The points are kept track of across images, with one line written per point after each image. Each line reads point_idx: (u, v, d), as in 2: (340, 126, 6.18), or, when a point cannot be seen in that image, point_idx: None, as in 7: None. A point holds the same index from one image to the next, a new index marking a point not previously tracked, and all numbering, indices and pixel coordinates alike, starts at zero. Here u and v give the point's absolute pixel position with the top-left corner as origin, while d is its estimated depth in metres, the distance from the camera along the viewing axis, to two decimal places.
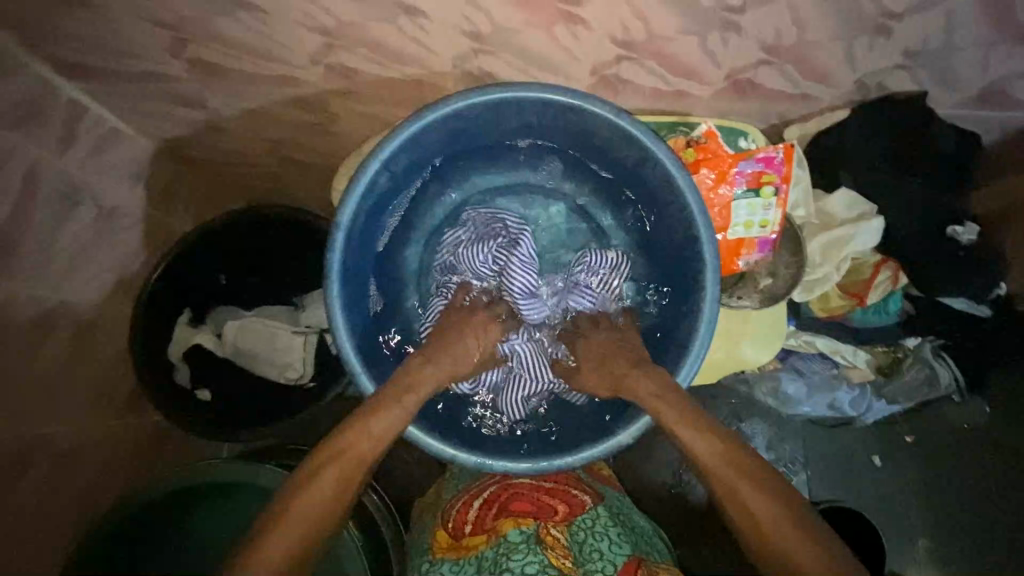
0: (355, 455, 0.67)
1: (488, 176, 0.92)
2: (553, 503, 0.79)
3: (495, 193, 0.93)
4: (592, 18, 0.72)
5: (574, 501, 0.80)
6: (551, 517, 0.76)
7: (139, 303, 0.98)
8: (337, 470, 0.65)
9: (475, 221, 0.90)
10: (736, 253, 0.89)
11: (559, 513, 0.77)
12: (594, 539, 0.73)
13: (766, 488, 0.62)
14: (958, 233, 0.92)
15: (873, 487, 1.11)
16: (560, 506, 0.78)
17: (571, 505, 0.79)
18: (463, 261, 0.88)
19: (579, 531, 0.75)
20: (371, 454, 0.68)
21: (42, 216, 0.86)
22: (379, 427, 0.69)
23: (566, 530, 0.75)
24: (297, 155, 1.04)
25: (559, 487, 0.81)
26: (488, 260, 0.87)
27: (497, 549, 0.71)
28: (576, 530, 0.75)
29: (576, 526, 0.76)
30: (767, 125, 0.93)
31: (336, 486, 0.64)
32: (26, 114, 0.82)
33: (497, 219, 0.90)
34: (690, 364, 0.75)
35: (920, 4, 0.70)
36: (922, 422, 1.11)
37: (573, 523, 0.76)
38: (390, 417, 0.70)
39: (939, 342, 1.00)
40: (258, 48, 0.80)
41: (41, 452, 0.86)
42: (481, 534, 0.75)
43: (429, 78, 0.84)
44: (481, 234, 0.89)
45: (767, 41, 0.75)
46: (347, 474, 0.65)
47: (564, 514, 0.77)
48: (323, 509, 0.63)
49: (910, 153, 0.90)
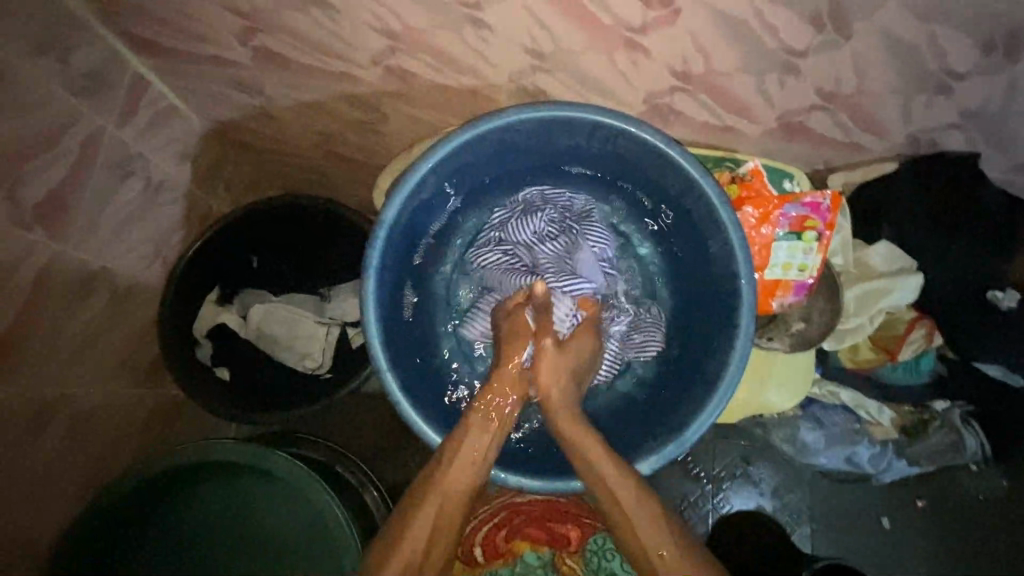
0: (440, 498, 0.68)
1: (531, 182, 0.90)
2: (565, 529, 0.85)
3: (548, 185, 0.90)
4: (653, 48, 0.73)
5: (586, 525, 0.86)
6: (565, 545, 0.84)
7: (175, 273, 1.00)
8: (425, 522, 0.66)
9: (521, 199, 0.90)
10: (771, 294, 0.88)
11: (572, 540, 0.85)
12: (605, 562, 0.83)
13: (675, 532, 0.66)
14: (998, 299, 0.89)
15: (876, 549, 1.07)
16: (573, 531, 0.85)
17: (584, 529, 0.85)
18: (514, 229, 0.89)
19: (592, 558, 0.83)
20: (454, 496, 0.69)
21: (93, 182, 0.89)
22: (462, 456, 0.71)
23: (580, 558, 0.84)
24: (340, 151, 1.05)
25: (572, 513, 0.86)
26: (541, 229, 0.89)
27: (514, 569, 0.83)
28: (590, 556, 0.84)
29: (589, 551, 0.84)
30: (812, 169, 0.93)
31: (431, 542, 0.66)
32: (93, 84, 0.86)
33: (554, 198, 0.90)
34: (716, 401, 0.75)
35: (984, 67, 0.69)
36: (941, 491, 1.07)
37: (586, 550, 0.84)
38: (474, 441, 0.72)
39: (968, 408, 0.99)
40: (320, 44, 0.83)
41: (62, 411, 0.87)
42: (497, 556, 0.84)
43: (483, 89, 0.85)
44: (535, 209, 0.89)
45: (825, 87, 0.75)
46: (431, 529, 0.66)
47: (577, 540, 0.84)
48: (415, 556, 0.65)
49: (954, 211, 0.87)
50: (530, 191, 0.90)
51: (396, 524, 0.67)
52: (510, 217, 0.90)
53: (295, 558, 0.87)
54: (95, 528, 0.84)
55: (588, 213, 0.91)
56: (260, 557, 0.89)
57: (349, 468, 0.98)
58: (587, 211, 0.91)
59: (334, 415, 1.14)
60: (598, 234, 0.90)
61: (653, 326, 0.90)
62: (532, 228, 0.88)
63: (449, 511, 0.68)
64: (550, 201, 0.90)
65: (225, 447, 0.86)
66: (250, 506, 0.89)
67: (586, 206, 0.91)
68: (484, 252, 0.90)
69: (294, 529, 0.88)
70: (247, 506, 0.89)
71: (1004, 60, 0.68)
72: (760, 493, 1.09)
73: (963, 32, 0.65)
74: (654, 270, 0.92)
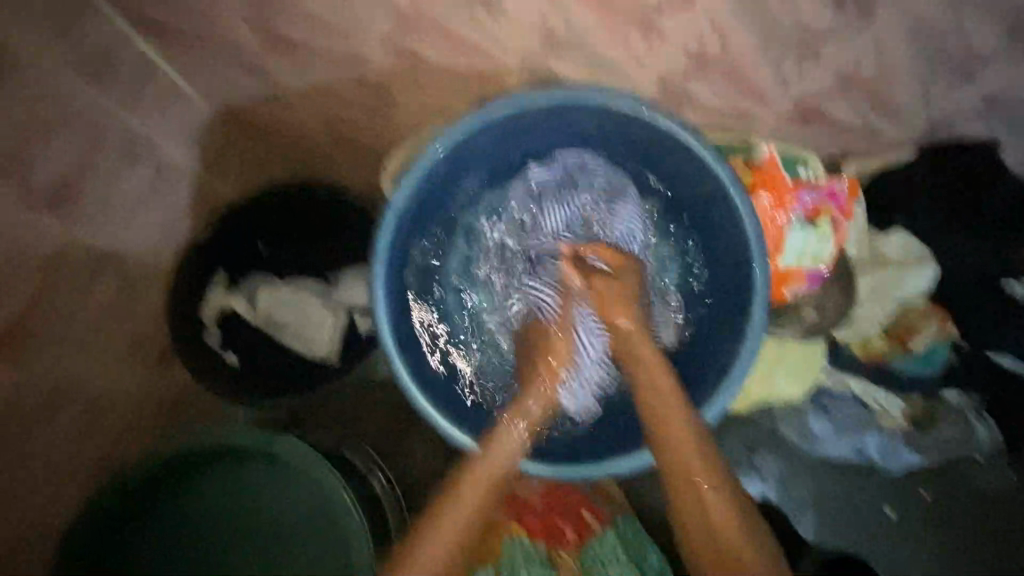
0: (473, 489, 0.71)
1: (555, 157, 0.86)
2: (565, 527, 0.87)
3: (580, 166, 0.86)
4: (668, 28, 0.71)
5: (585, 529, 0.88)
6: (561, 542, 0.86)
7: (189, 255, 1.02)
8: (464, 512, 0.70)
9: (555, 169, 0.87)
10: (785, 283, 0.88)
11: (569, 538, 0.87)
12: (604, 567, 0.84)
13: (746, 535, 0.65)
14: (1012, 288, 0.87)
15: (887, 542, 0.99)
16: (572, 532, 0.87)
17: (583, 533, 0.87)
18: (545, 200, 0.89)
19: (589, 557, 0.85)
20: (487, 482, 0.72)
21: (101, 165, 0.88)
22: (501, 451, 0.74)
23: (576, 555, 0.85)
24: (345, 134, 1.03)
25: (575, 511, 0.89)
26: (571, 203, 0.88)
27: (509, 553, 0.84)
28: (588, 558, 0.85)
29: (588, 555, 0.85)
30: (828, 156, 0.91)
31: (471, 514, 0.70)
32: (99, 64, 0.86)
33: (586, 173, 0.87)
34: (730, 387, 0.74)
35: (1009, 48, 0.68)
36: (951, 479, 0.99)
37: (585, 551, 0.86)
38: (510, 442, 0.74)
39: (983, 400, 0.97)
40: (328, 24, 0.82)
41: (64, 400, 0.88)
42: (492, 538, 0.85)
43: (495, 72, 0.84)
44: (568, 177, 0.87)
45: (843, 70, 0.74)
46: (466, 513, 0.70)
47: (575, 540, 0.86)
48: (450, 544, 0.68)
49: (976, 202, 0.85)
50: (564, 158, 0.86)
51: (432, 509, 0.70)
52: (542, 186, 0.88)
53: (290, 557, 0.89)
54: (84, 542, 0.84)
55: (621, 191, 0.87)
56: (262, 552, 0.89)
57: (358, 453, 0.99)
58: (621, 189, 0.87)
59: (336, 401, 1.12)
60: (628, 215, 0.87)
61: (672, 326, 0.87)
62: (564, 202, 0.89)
63: (489, 496, 0.72)
64: (582, 175, 0.87)
65: (229, 434, 0.86)
66: (248, 494, 0.90)
67: (620, 180, 0.87)
68: (513, 224, 0.90)
69: (296, 515, 0.89)
70: (245, 494, 0.90)
71: None
72: (763, 482, 1.04)
73: None
74: (673, 251, 0.89)
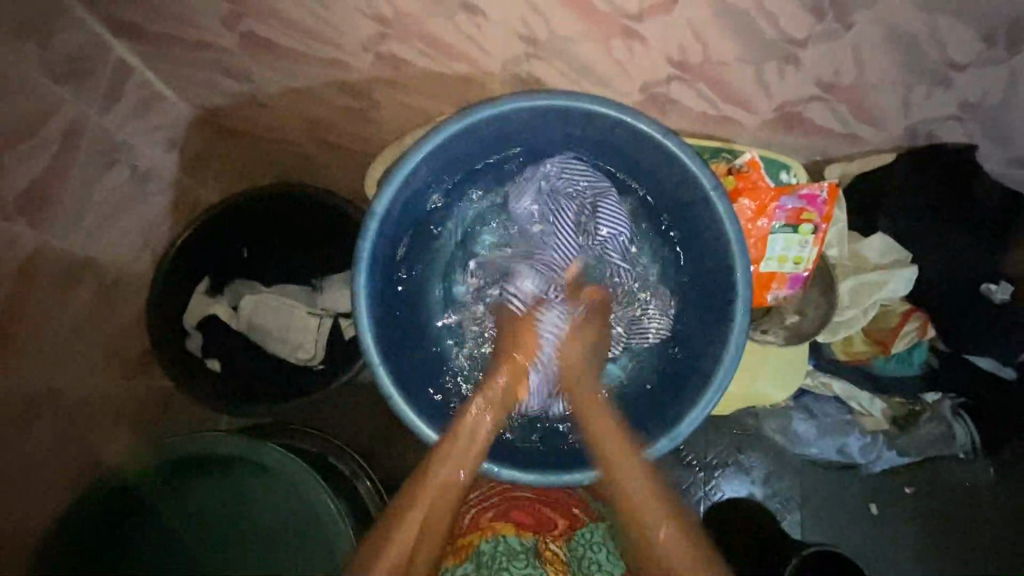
0: (436, 490, 0.70)
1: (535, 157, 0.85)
2: (553, 517, 0.88)
3: (563, 165, 0.84)
4: (650, 36, 0.71)
5: (574, 517, 0.88)
6: (551, 532, 0.87)
7: (161, 265, 0.98)
8: (421, 509, 0.69)
9: (535, 170, 0.85)
10: (767, 287, 0.89)
11: (558, 528, 0.87)
12: (592, 552, 0.85)
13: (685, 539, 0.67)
14: (992, 291, 0.89)
15: (868, 536, 1.07)
16: (561, 521, 0.88)
17: (573, 521, 0.88)
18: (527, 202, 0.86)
19: (578, 545, 0.86)
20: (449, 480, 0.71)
21: (79, 172, 0.87)
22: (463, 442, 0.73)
23: (565, 544, 0.86)
24: (330, 137, 1.03)
25: (564, 504, 0.90)
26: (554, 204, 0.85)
27: (497, 546, 0.83)
28: (576, 544, 0.86)
29: (576, 540, 0.86)
30: (809, 160, 0.92)
31: (430, 512, 0.69)
32: (75, 69, 0.84)
33: (567, 173, 0.84)
34: (713, 391, 0.75)
35: (985, 58, 0.69)
36: (926, 476, 1.07)
37: (574, 539, 0.86)
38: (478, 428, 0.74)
39: (960, 400, 1.00)
40: (309, 29, 0.81)
41: (50, 405, 0.86)
42: (478, 530, 0.85)
43: (478, 77, 0.84)
44: (550, 178, 0.85)
45: (824, 77, 0.75)
46: (426, 510, 0.69)
47: (564, 529, 0.87)
48: (408, 544, 0.67)
49: (961, 203, 0.86)
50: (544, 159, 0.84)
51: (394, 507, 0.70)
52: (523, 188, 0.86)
53: (286, 557, 0.87)
54: (81, 531, 0.80)
55: (603, 189, 0.85)
56: (259, 553, 0.88)
57: (343, 459, 0.98)
58: (603, 189, 0.85)
59: (332, 408, 1.13)
60: (615, 212, 0.85)
61: (652, 325, 0.87)
62: (549, 203, 0.85)
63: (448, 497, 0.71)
64: (564, 176, 0.84)
65: (221, 441, 0.85)
66: (245, 497, 0.89)
67: (602, 180, 0.85)
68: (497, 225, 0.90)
69: (285, 519, 0.88)
70: (242, 498, 0.89)
71: (1005, 52, 0.68)
72: (749, 480, 1.08)
73: (962, 23, 0.65)
74: (656, 249, 0.89)
